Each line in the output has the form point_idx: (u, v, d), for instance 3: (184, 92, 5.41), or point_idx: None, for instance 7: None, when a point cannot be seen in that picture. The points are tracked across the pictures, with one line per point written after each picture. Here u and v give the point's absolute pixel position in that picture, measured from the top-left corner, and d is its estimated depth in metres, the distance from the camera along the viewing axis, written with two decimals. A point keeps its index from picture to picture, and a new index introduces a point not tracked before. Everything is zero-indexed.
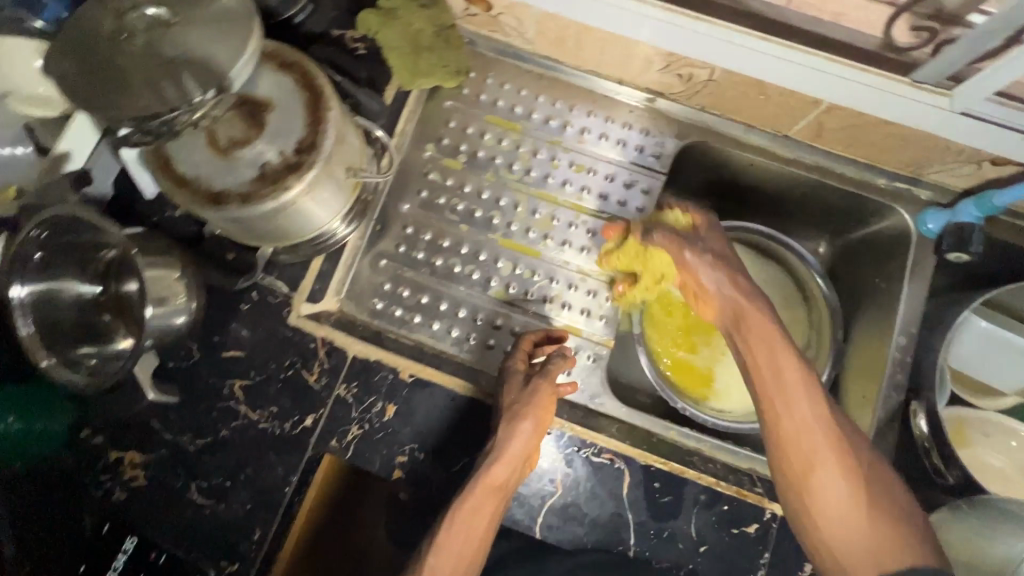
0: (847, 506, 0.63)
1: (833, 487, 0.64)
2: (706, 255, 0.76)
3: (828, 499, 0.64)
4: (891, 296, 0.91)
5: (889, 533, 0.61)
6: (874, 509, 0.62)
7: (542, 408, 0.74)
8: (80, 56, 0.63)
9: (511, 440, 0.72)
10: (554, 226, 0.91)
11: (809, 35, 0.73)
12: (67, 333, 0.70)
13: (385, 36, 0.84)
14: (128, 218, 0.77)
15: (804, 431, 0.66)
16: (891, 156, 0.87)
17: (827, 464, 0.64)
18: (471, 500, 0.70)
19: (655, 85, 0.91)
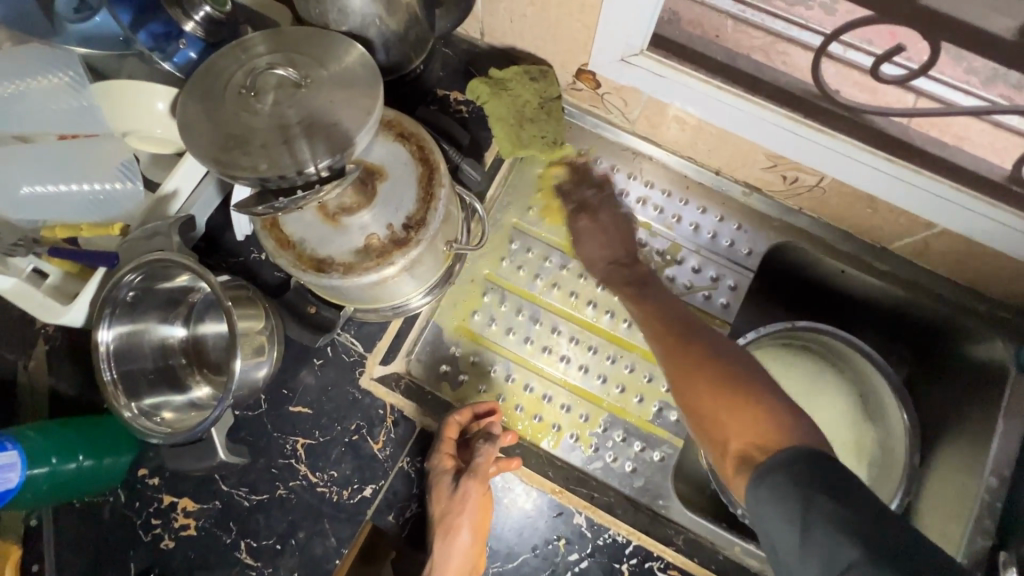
0: (712, 386, 0.61)
1: (691, 376, 0.64)
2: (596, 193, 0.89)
3: (701, 388, 0.62)
4: (983, 429, 0.85)
5: (750, 404, 0.59)
6: (736, 388, 0.61)
7: (471, 517, 0.71)
8: (206, 105, 0.63)
9: (447, 555, 0.70)
10: None
11: (934, 161, 0.71)
12: (148, 379, 0.67)
13: (492, 106, 0.86)
14: (214, 254, 0.77)
15: (661, 337, 0.69)
16: (999, 285, 0.83)
17: (690, 356, 0.65)
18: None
19: (754, 180, 0.88)
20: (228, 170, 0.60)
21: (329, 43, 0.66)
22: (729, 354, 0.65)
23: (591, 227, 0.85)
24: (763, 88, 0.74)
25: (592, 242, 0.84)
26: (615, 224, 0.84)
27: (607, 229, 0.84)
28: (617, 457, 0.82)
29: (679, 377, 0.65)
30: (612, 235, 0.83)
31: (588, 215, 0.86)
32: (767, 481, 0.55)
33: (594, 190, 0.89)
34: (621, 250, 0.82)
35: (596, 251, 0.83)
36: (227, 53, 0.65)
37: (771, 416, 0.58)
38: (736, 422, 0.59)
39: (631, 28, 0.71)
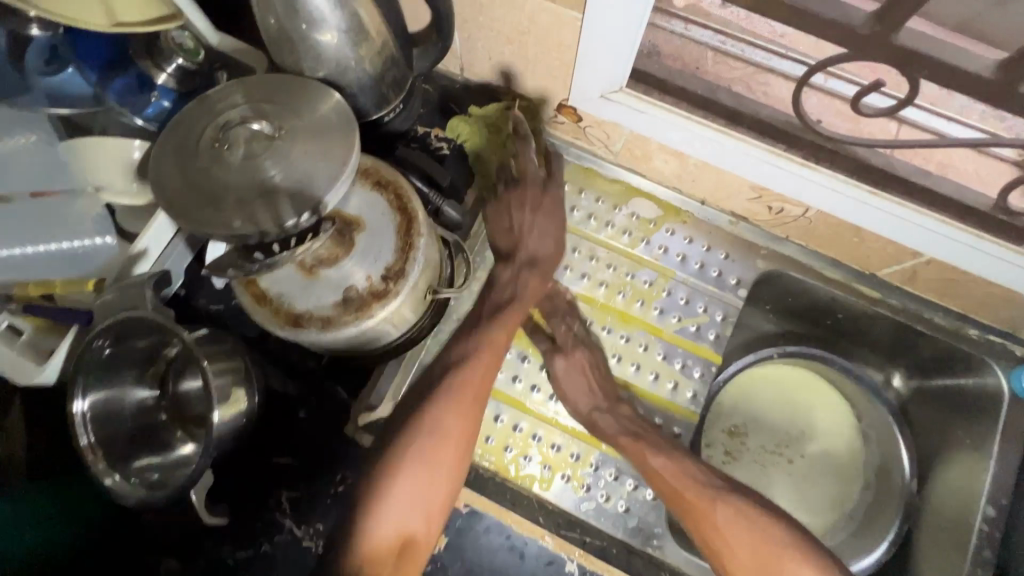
0: (756, 555, 0.73)
1: (728, 545, 0.74)
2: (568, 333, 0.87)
3: (741, 559, 0.73)
4: (977, 454, 0.85)
5: (785, 562, 0.73)
6: (772, 550, 0.73)
7: (555, 226, 0.88)
8: (178, 160, 0.62)
9: (530, 294, 0.85)
10: (632, 351, 0.88)
11: (918, 191, 0.72)
12: (128, 442, 0.66)
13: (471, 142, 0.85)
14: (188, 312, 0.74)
15: (692, 511, 0.76)
16: (988, 311, 0.83)
17: (725, 534, 0.75)
18: (428, 438, 0.73)
19: (741, 210, 0.87)
20: (200, 228, 0.59)
21: (303, 92, 0.66)
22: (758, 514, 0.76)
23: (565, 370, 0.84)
24: (745, 121, 0.74)
25: (569, 390, 0.83)
26: (586, 365, 0.85)
27: (581, 369, 0.84)
28: (609, 496, 0.80)
29: (724, 553, 0.74)
30: (590, 379, 0.84)
31: (563, 355, 0.85)
32: None
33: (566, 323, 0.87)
34: (600, 394, 0.83)
35: (578, 399, 0.82)
36: (197, 106, 0.64)
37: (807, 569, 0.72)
38: None
39: (611, 67, 0.71)
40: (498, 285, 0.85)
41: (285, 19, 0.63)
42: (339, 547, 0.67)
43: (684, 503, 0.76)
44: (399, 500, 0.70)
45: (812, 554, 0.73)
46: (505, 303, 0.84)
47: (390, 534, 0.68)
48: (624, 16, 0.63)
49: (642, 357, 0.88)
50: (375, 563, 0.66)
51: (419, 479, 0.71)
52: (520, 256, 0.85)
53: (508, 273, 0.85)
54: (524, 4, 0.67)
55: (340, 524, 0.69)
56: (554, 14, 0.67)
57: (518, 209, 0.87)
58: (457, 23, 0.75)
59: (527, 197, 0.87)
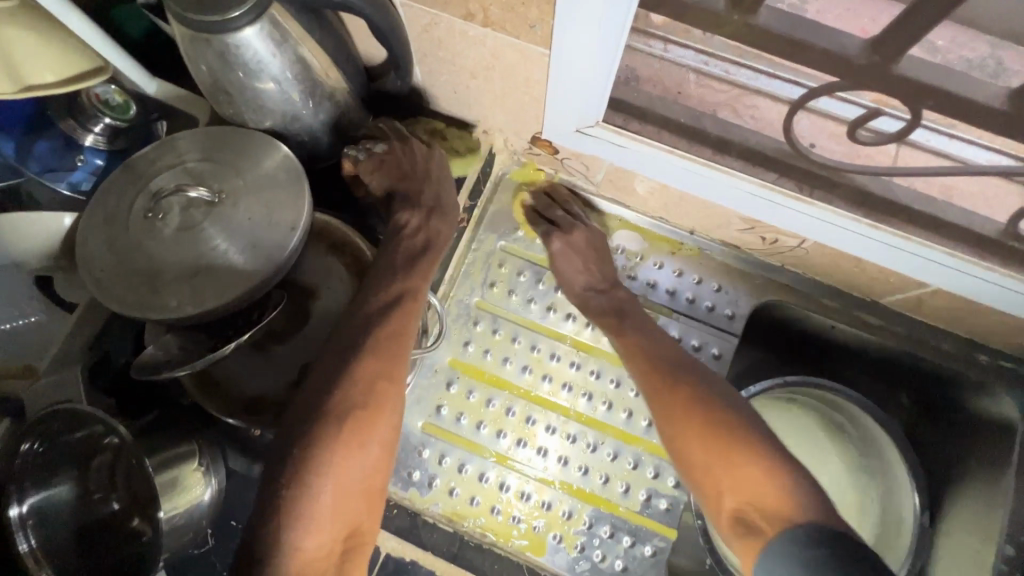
0: (713, 447, 0.63)
1: (684, 432, 0.66)
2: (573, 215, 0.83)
3: (694, 448, 0.65)
4: (993, 488, 0.80)
5: (746, 464, 0.61)
6: (731, 444, 0.62)
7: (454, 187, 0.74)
8: (108, 234, 0.56)
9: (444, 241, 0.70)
10: (628, 399, 0.81)
11: (917, 220, 0.67)
12: (72, 543, 0.59)
13: None
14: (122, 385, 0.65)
15: (657, 389, 0.70)
16: (999, 336, 0.78)
17: (682, 420, 0.67)
18: (362, 403, 0.56)
19: (732, 240, 0.82)
20: (137, 316, 0.53)
21: (245, 147, 0.59)
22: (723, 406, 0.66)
23: (566, 249, 0.80)
24: (732, 149, 0.68)
25: (568, 267, 0.81)
26: (591, 246, 0.81)
27: (581, 247, 0.81)
28: (605, 555, 0.75)
29: (680, 437, 0.66)
30: (587, 257, 0.81)
31: (560, 234, 0.81)
32: (770, 544, 0.55)
33: (564, 210, 0.84)
34: (599, 274, 0.81)
35: (575, 276, 0.80)
36: (125, 175, 0.58)
37: (771, 477, 0.59)
38: (737, 481, 0.61)
39: (585, 101, 0.65)
40: (406, 232, 0.68)
41: (217, 69, 0.57)
42: (262, 550, 0.50)
43: (656, 383, 0.70)
44: (332, 479, 0.53)
45: (781, 464, 0.60)
46: (420, 253, 0.67)
47: (329, 527, 0.53)
48: (596, 49, 0.57)
49: (634, 402, 0.81)
50: (314, 567, 0.51)
51: (352, 455, 0.54)
52: (424, 198, 0.70)
53: (416, 220, 0.70)
54: (485, 39, 0.61)
55: (254, 534, 0.51)
56: (519, 49, 0.60)
57: (409, 158, 0.70)
58: (416, 58, 0.69)
59: (416, 148, 0.71)
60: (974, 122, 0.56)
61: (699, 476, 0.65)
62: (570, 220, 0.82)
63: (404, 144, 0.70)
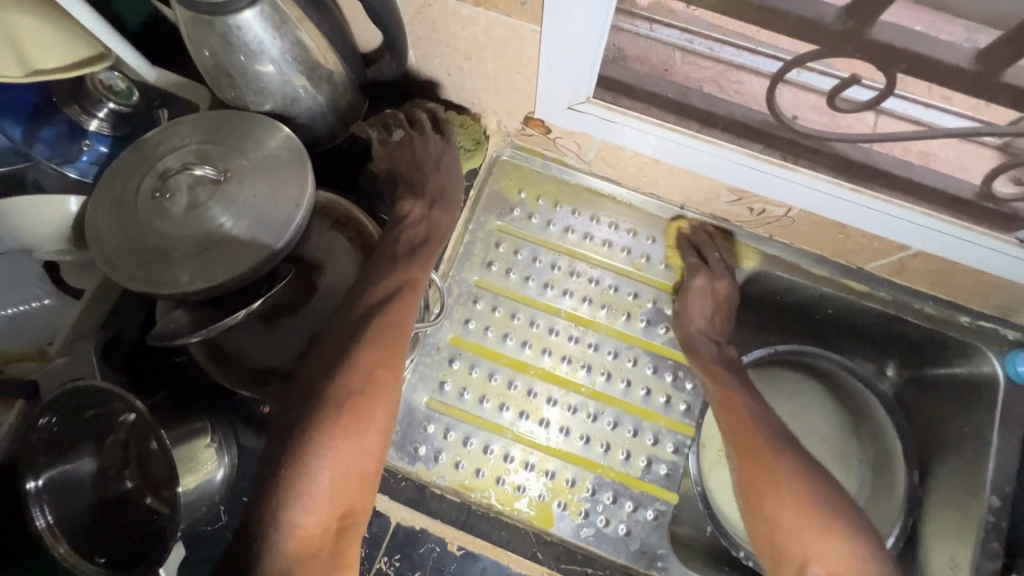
0: (803, 513, 0.68)
1: (774, 492, 0.70)
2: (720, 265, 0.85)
3: (782, 508, 0.69)
4: (977, 444, 0.83)
5: (835, 539, 0.65)
6: (821, 517, 0.67)
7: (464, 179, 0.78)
8: (117, 213, 0.57)
9: (444, 231, 0.73)
10: (626, 369, 0.84)
11: (896, 183, 0.70)
12: (87, 517, 0.61)
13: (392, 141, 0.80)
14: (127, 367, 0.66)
15: (749, 446, 0.73)
16: (978, 297, 0.81)
17: (774, 481, 0.70)
18: (360, 390, 0.57)
19: (721, 213, 0.85)
20: (148, 289, 0.55)
21: (248, 128, 0.61)
22: (815, 479, 0.71)
23: (706, 288, 0.84)
24: (718, 122, 0.71)
25: (694, 308, 0.84)
26: (725, 294, 0.85)
27: (710, 294, 0.84)
28: (609, 520, 0.78)
29: (767, 496, 0.70)
30: (717, 307, 0.84)
31: (701, 275, 0.84)
32: None
33: (716, 251, 0.86)
34: (720, 324, 0.84)
35: (699, 319, 0.83)
36: (135, 155, 0.60)
37: (854, 554, 0.64)
38: (824, 551, 0.65)
39: (575, 78, 0.67)
40: (408, 223, 0.71)
41: (220, 51, 0.59)
42: (258, 527, 0.51)
43: (749, 442, 0.74)
44: (333, 463, 0.54)
45: (864, 543, 0.65)
46: (420, 243, 0.69)
47: (325, 509, 0.54)
48: (585, 26, 0.59)
49: (632, 371, 0.84)
50: (309, 545, 0.52)
51: (351, 439, 0.55)
52: (428, 189, 0.73)
53: (418, 210, 0.72)
54: (478, 18, 0.63)
55: (250, 512, 0.53)
56: (510, 27, 0.63)
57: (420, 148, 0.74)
58: (411, 41, 0.71)
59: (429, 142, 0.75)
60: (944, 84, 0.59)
61: (777, 536, 0.68)
62: (717, 268, 0.85)
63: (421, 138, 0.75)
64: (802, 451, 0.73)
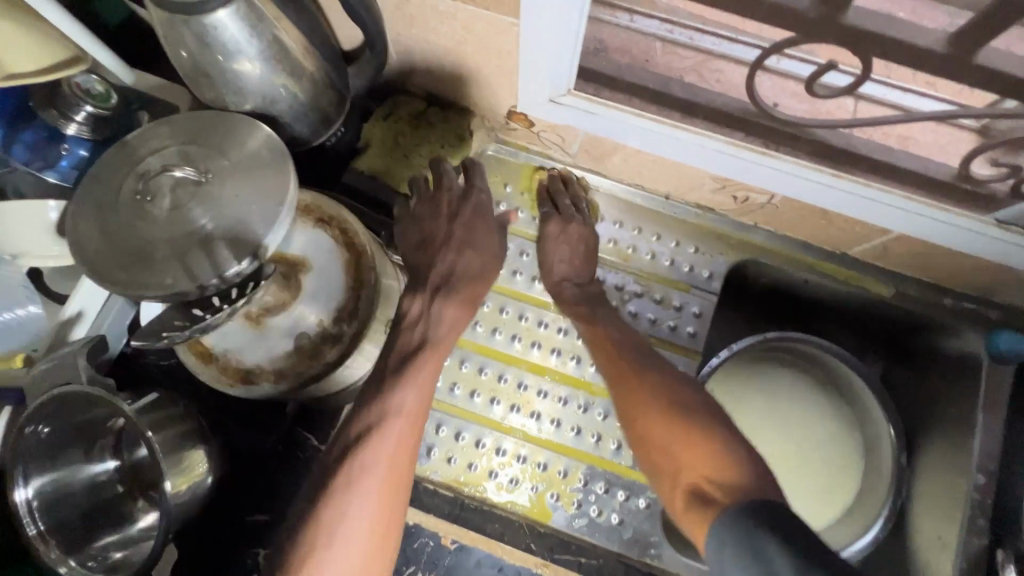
0: (670, 426, 0.65)
1: (643, 413, 0.68)
2: (568, 207, 0.84)
3: (654, 428, 0.66)
4: (961, 423, 0.84)
5: (697, 441, 0.62)
6: (685, 426, 0.64)
7: (485, 245, 0.78)
8: (99, 216, 0.57)
9: (443, 326, 0.71)
10: None
11: (876, 166, 0.70)
12: (80, 525, 0.61)
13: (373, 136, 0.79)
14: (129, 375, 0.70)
15: (618, 376, 0.72)
16: (959, 279, 0.82)
17: (642, 400, 0.69)
18: (321, 541, 0.57)
19: (706, 202, 0.86)
20: (132, 290, 0.54)
21: (228, 128, 0.61)
22: (675, 389, 0.69)
23: (562, 235, 0.82)
24: (700, 111, 0.71)
25: (557, 252, 0.82)
26: (580, 235, 0.83)
27: (570, 238, 0.82)
28: (602, 510, 0.78)
29: (644, 423, 0.68)
30: (579, 245, 0.83)
31: (552, 220, 0.83)
32: (720, 518, 0.53)
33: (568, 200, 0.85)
34: (584, 264, 0.82)
35: (558, 259, 0.82)
36: (118, 158, 0.60)
37: (721, 451, 0.60)
38: (689, 457, 0.61)
39: (554, 70, 0.67)
40: (408, 320, 0.69)
41: (197, 52, 0.59)
42: None
43: (622, 378, 0.72)
44: None
45: (732, 442, 0.61)
46: (414, 351, 0.67)
47: None
48: (561, 16, 0.59)
49: None
50: None
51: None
52: (432, 279, 0.74)
53: (419, 306, 0.71)
54: (456, 12, 0.63)
55: None
56: (488, 21, 0.63)
57: (433, 220, 0.77)
58: (390, 37, 0.71)
59: (446, 210, 0.77)
60: (918, 68, 0.60)
61: (660, 460, 0.65)
62: (564, 211, 0.84)
63: (440, 200, 0.77)
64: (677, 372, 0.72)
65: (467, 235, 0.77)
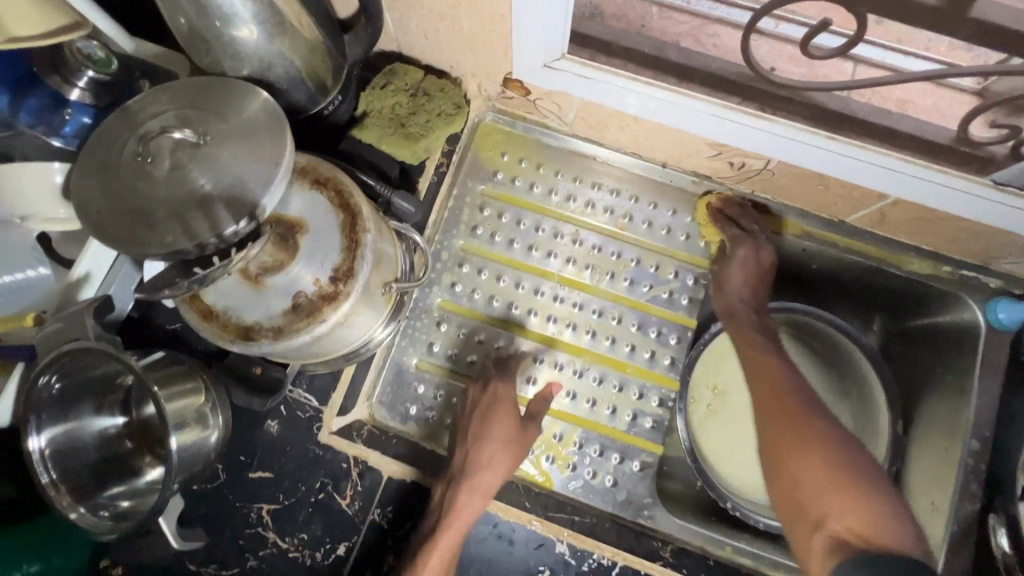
0: (827, 465, 0.62)
1: (804, 444, 0.65)
2: (756, 236, 0.86)
3: (806, 460, 0.64)
4: (958, 390, 0.84)
5: (857, 496, 0.59)
6: (847, 476, 0.61)
7: (502, 435, 0.76)
8: (101, 178, 0.59)
9: (455, 518, 0.70)
10: (614, 328, 0.85)
11: (872, 129, 0.70)
12: (90, 475, 0.63)
13: (371, 103, 0.80)
14: (144, 334, 0.73)
15: (776, 402, 0.71)
16: (958, 247, 0.82)
17: (800, 428, 0.67)
18: None
19: (702, 169, 0.86)
20: (134, 248, 0.56)
21: (227, 93, 0.62)
22: (844, 441, 0.65)
23: (750, 259, 0.85)
24: (696, 76, 0.71)
25: (733, 277, 0.85)
26: (765, 263, 0.86)
27: (743, 263, 0.85)
28: (596, 472, 0.80)
29: (791, 458, 0.65)
30: (752, 277, 0.86)
31: (743, 245, 0.85)
32: (859, 561, 0.53)
33: (755, 222, 0.87)
34: (754, 295, 0.86)
35: (734, 287, 0.85)
36: (119, 121, 0.61)
37: (881, 513, 0.58)
38: (840, 507, 0.59)
39: (548, 34, 0.67)
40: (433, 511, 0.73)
41: (196, 18, 0.60)
42: None
43: (782, 408, 0.70)
44: None
45: (900, 513, 0.58)
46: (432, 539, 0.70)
47: None
48: None
49: (618, 329, 0.85)
50: None
51: None
52: (451, 470, 0.75)
53: (440, 491, 0.74)
54: None
55: None
56: None
57: (465, 416, 0.78)
58: (387, 4, 0.72)
59: (484, 402, 0.78)
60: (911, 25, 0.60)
61: (801, 496, 0.63)
62: (761, 239, 0.86)
63: (481, 391, 0.80)
64: (841, 424, 0.68)
65: (490, 430, 0.76)
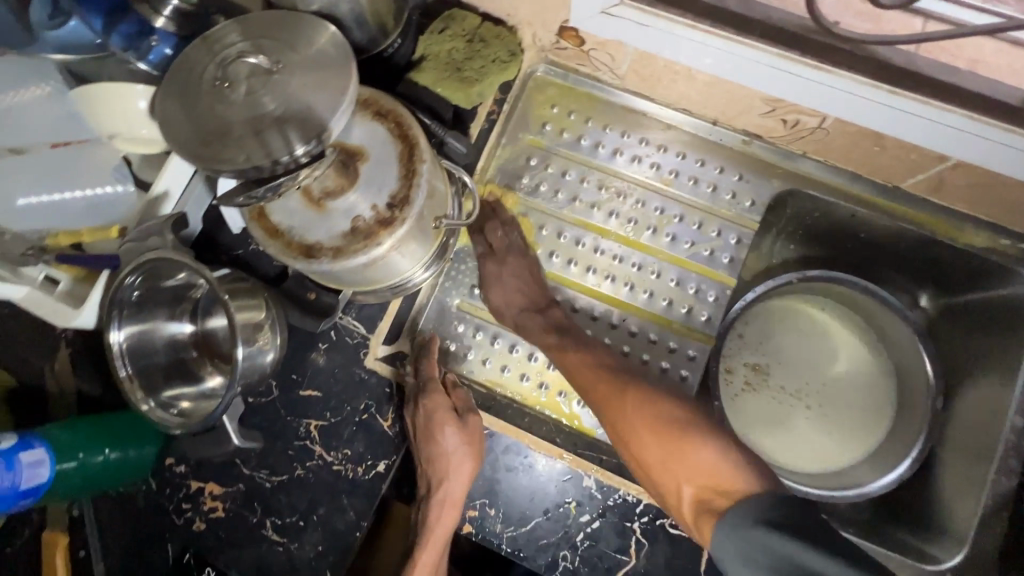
0: (658, 443, 0.65)
1: (633, 428, 0.68)
2: (501, 253, 0.83)
3: (644, 447, 0.67)
4: (1005, 366, 0.81)
5: (694, 451, 0.62)
6: (678, 435, 0.65)
7: (455, 454, 0.75)
8: (180, 100, 0.63)
9: (436, 529, 0.74)
10: (652, 281, 0.88)
11: (939, 86, 0.66)
12: (159, 374, 0.69)
13: (428, 49, 0.83)
14: (215, 252, 0.79)
15: (598, 391, 0.73)
16: (1019, 218, 0.80)
17: (625, 414, 0.70)
18: None
19: (754, 128, 0.85)
20: (211, 165, 0.60)
21: (296, 25, 0.65)
22: (657, 402, 0.69)
23: (503, 273, 0.82)
24: (755, 26, 0.68)
25: (502, 283, 0.82)
26: (524, 267, 0.83)
27: (512, 273, 0.82)
28: None
29: (637, 444, 0.67)
30: (523, 281, 0.83)
31: (493, 257, 0.83)
32: (727, 521, 0.55)
33: (500, 229, 0.85)
34: (536, 295, 0.83)
35: (514, 297, 0.82)
36: (200, 45, 0.65)
37: (718, 459, 0.61)
38: (688, 468, 0.62)
39: None
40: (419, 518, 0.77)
41: None
42: None
43: (602, 395, 0.73)
44: None
45: (727, 447, 0.62)
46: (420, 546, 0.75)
47: None
48: None
49: (656, 283, 0.88)
50: None
51: None
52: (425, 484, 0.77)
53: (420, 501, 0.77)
54: None
55: None
56: None
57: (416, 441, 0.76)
58: None
59: (421, 425, 0.75)
60: None
61: (660, 477, 0.65)
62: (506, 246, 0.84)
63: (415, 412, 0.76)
64: (657, 389, 0.71)
65: (438, 454, 0.75)
